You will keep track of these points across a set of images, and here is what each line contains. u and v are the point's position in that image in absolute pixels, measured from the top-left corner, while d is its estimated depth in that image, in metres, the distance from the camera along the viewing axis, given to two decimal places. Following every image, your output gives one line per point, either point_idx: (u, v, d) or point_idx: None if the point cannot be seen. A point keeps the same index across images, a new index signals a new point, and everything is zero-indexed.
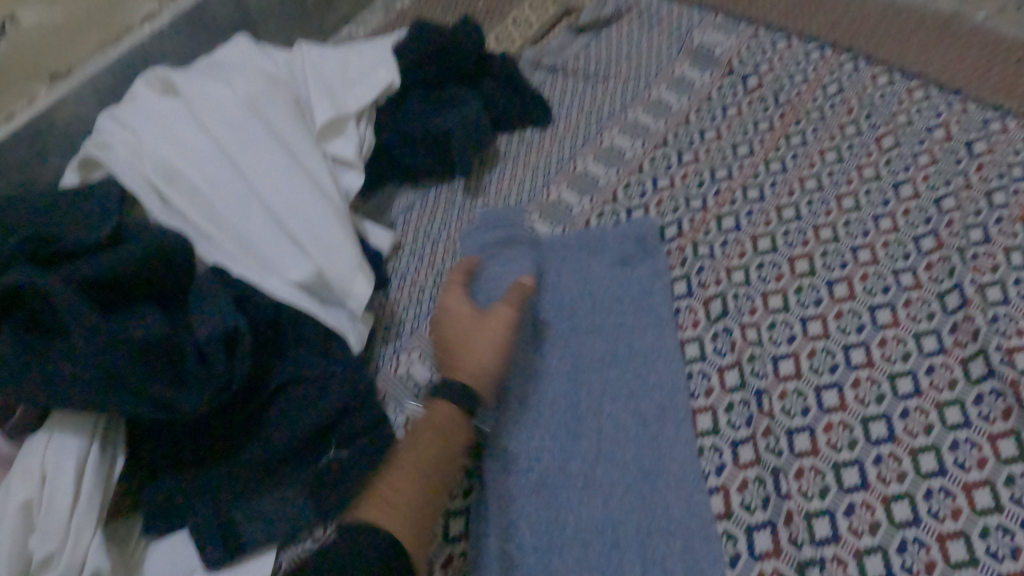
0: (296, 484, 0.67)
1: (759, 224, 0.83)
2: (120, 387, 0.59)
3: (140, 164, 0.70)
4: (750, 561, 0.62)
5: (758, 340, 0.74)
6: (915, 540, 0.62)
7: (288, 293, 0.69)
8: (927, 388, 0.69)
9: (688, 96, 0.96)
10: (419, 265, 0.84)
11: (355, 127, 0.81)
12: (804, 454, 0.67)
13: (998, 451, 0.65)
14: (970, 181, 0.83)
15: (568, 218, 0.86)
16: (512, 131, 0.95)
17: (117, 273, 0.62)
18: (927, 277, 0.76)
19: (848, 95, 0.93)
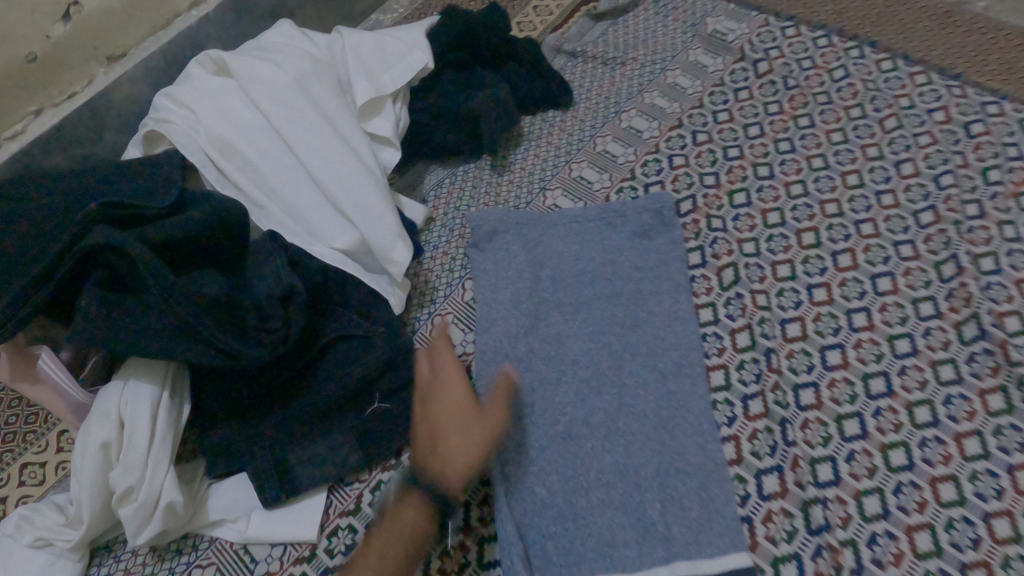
0: (344, 431, 0.73)
1: (768, 199, 0.89)
2: (191, 338, 0.66)
3: (198, 139, 0.76)
4: (759, 501, 0.68)
5: (767, 305, 0.80)
6: (910, 482, 0.68)
7: (335, 259, 0.75)
8: (923, 349, 0.75)
9: (702, 80, 1.01)
10: (450, 236, 0.89)
11: (392, 107, 0.87)
12: (809, 407, 0.73)
13: (987, 404, 0.71)
14: (967, 160, 0.88)
15: (589, 193, 0.92)
16: (535, 113, 1.00)
17: (184, 236, 0.68)
18: (925, 248, 0.82)
19: (854, 79, 0.98)
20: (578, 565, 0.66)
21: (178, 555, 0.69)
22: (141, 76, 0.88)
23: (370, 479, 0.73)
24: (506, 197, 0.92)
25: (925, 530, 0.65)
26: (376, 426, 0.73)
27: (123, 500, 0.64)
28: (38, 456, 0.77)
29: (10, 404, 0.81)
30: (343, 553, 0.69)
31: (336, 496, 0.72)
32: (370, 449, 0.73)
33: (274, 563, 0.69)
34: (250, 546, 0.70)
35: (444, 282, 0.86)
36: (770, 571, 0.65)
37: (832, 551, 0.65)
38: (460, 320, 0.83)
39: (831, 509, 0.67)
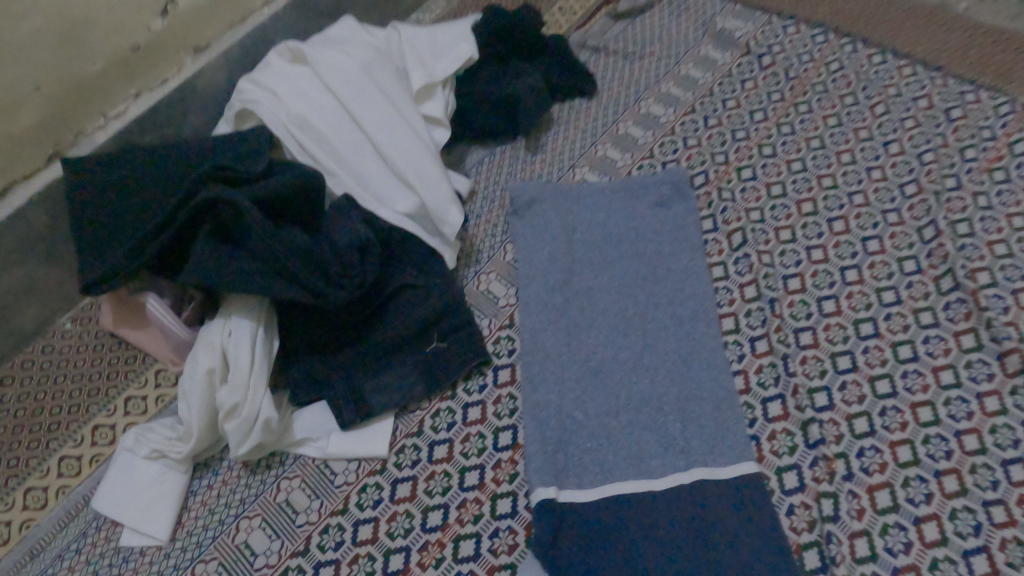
0: (407, 366, 0.85)
1: (772, 174, 1.01)
2: (285, 280, 0.79)
3: (281, 117, 0.88)
4: (765, 423, 0.80)
5: (771, 263, 0.92)
6: (893, 406, 0.79)
7: (399, 220, 0.88)
8: (906, 298, 0.87)
9: (712, 72, 1.14)
10: (491, 206, 1.01)
11: (442, 92, 0.99)
12: (807, 346, 0.85)
13: (961, 343, 0.83)
14: (946, 141, 1.00)
15: (613, 169, 1.04)
16: (564, 101, 1.13)
17: (276, 195, 0.80)
18: (909, 215, 0.94)
19: (847, 71, 1.11)
20: (611, 473, 0.77)
21: (268, 470, 0.81)
22: (222, 65, 1.00)
23: (429, 409, 0.85)
24: (540, 173, 1.05)
25: (906, 444, 0.77)
26: (435, 362, 0.85)
27: (229, 416, 0.77)
28: (140, 391, 0.89)
29: (110, 347, 0.92)
30: (410, 467, 0.81)
31: (402, 421, 0.84)
32: (430, 382, 0.85)
33: (351, 475, 0.81)
34: (329, 461, 0.82)
35: (487, 244, 0.98)
36: (774, 478, 0.76)
37: (827, 461, 0.76)
38: (503, 277, 0.94)
39: (826, 428, 0.79)
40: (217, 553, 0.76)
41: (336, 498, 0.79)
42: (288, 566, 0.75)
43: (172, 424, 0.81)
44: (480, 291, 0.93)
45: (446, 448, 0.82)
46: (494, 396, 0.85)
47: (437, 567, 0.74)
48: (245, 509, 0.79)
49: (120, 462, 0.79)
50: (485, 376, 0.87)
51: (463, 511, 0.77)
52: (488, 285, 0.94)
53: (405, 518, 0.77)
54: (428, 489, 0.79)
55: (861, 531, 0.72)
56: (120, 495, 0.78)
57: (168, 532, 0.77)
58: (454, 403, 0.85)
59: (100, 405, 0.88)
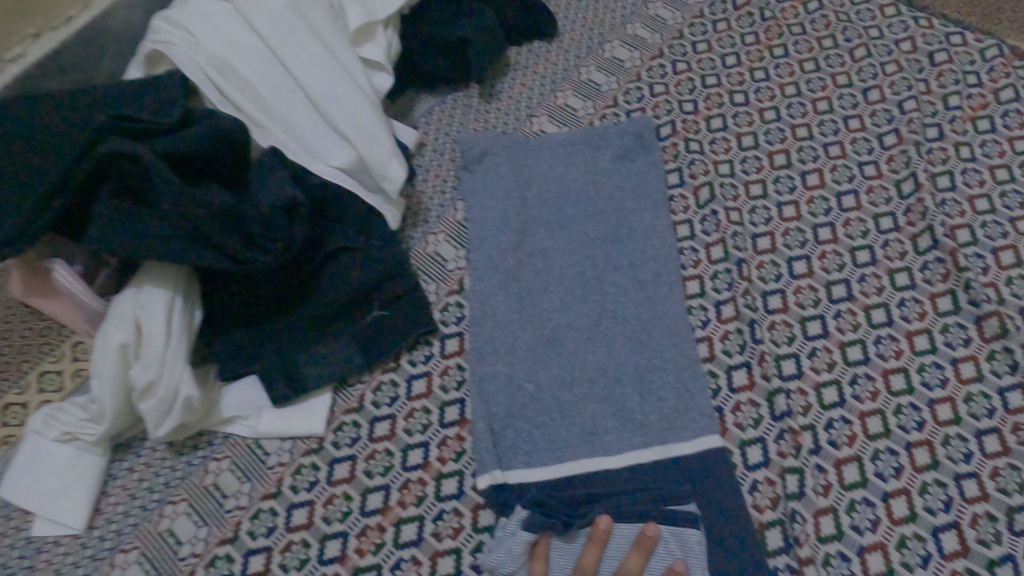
0: (345, 337, 0.78)
1: (743, 124, 0.93)
2: (204, 245, 0.71)
3: (196, 58, 0.78)
4: (729, 393, 0.75)
5: (740, 221, 0.85)
6: (864, 374, 0.75)
7: (333, 175, 0.80)
8: (881, 258, 0.82)
9: (682, 12, 1.05)
10: (441, 160, 0.93)
11: (384, 33, 0.89)
12: (776, 311, 0.79)
13: (937, 306, 0.78)
14: (929, 87, 0.93)
15: (574, 119, 0.96)
16: (521, 44, 1.03)
17: (190, 149, 0.72)
18: (887, 168, 0.88)
19: (827, 11, 1.02)
20: (562, 450, 0.72)
21: (194, 450, 0.75)
22: (136, 2, 0.89)
23: (371, 382, 0.79)
24: (494, 123, 0.96)
25: (876, 415, 0.72)
26: (377, 331, 0.79)
27: (145, 395, 0.70)
28: (56, 364, 0.82)
29: (20, 319, 0.83)
30: (349, 446, 0.75)
31: (341, 396, 0.78)
32: (371, 353, 0.78)
33: (285, 455, 0.75)
34: (261, 440, 0.75)
35: (436, 202, 0.90)
36: (737, 452, 0.72)
37: (793, 433, 0.72)
38: (452, 238, 0.87)
39: (793, 398, 0.74)
40: (138, 542, 0.71)
41: (269, 480, 0.73)
42: (216, 555, 0.70)
43: (85, 403, 0.74)
44: (428, 254, 0.86)
45: (388, 425, 0.76)
46: (441, 368, 0.79)
47: (377, 554, 0.69)
48: (168, 494, 0.73)
49: (28, 445, 0.71)
50: (431, 345, 0.81)
51: (406, 493, 0.72)
52: (436, 246, 0.87)
53: (343, 501, 0.72)
54: (368, 470, 0.74)
55: (827, 508, 0.68)
56: (29, 482, 0.71)
57: (83, 521, 0.71)
58: (397, 375, 0.79)
59: (11, 381, 0.80)
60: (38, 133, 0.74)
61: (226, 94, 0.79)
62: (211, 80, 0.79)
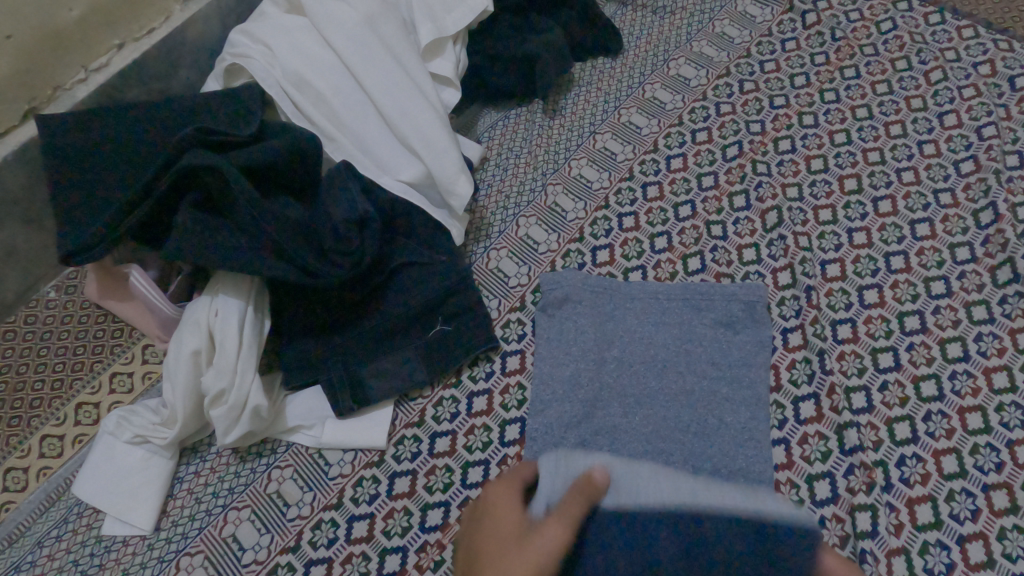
0: (408, 350, 0.78)
1: (813, 146, 0.92)
2: (275, 257, 0.72)
3: (274, 73, 0.80)
4: (796, 424, 0.73)
5: (809, 246, 0.84)
6: (938, 411, 0.72)
7: (401, 190, 0.81)
8: (957, 290, 0.79)
9: (750, 30, 1.03)
10: (504, 175, 0.93)
11: (453, 48, 0.90)
12: (846, 341, 0.77)
13: (1017, 342, 0.75)
14: (1009, 113, 0.90)
15: (637, 137, 0.95)
16: (585, 60, 1.03)
17: (267, 161, 0.73)
18: (964, 196, 0.85)
19: (901, 32, 1.00)
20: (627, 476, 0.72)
21: (260, 457, 0.76)
22: (213, 14, 0.92)
23: (432, 396, 0.79)
24: (557, 139, 0.96)
25: (951, 454, 0.70)
26: (439, 346, 0.79)
27: (216, 402, 0.71)
28: (126, 366, 0.84)
29: (95, 319, 0.86)
30: (409, 460, 0.75)
31: (402, 409, 0.79)
32: (433, 369, 0.79)
33: (347, 467, 0.75)
34: (324, 450, 0.76)
35: (499, 218, 0.90)
36: (803, 486, 0.70)
37: (865, 469, 0.70)
38: (513, 254, 0.87)
39: (864, 433, 0.72)
40: (203, 547, 0.72)
41: (330, 491, 0.74)
42: (278, 563, 0.71)
43: (157, 407, 0.76)
44: (489, 269, 0.86)
45: (448, 441, 0.76)
46: (502, 385, 0.79)
47: (435, 571, 0.70)
48: (233, 500, 0.74)
49: (102, 445, 0.74)
50: (492, 362, 0.81)
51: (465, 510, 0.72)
52: (498, 262, 0.87)
53: (403, 516, 0.72)
54: (428, 485, 0.74)
55: (899, 549, 0.66)
56: (101, 481, 0.73)
57: (152, 522, 0.73)
58: (458, 390, 0.79)
59: (84, 381, 0.83)
60: (121, 143, 0.77)
61: (301, 108, 0.81)
62: (288, 94, 0.81)
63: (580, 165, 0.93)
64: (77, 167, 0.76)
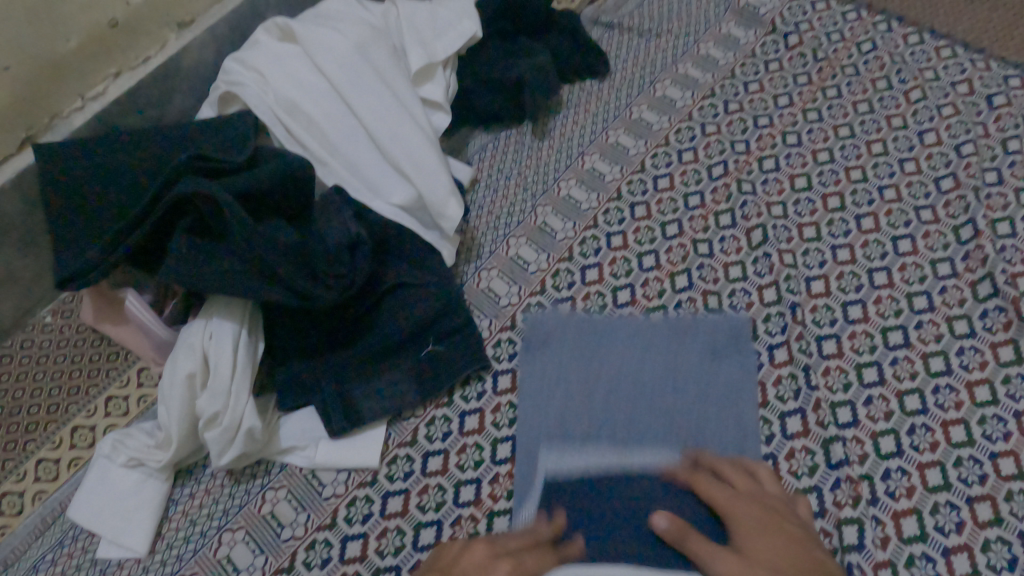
0: (399, 371, 0.80)
1: (796, 165, 0.93)
2: (269, 280, 0.73)
3: (267, 100, 0.82)
4: (783, 439, 0.74)
5: (793, 263, 0.85)
6: (920, 424, 0.74)
7: (392, 213, 0.83)
8: (939, 305, 0.81)
9: (734, 51, 1.06)
10: (494, 197, 0.95)
11: (443, 73, 0.92)
12: (831, 356, 0.79)
13: (998, 356, 0.77)
14: (987, 131, 0.92)
15: (625, 158, 0.97)
16: (574, 82, 1.05)
17: (260, 187, 0.75)
18: (945, 213, 0.87)
19: (881, 52, 1.02)
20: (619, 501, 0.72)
21: (253, 479, 0.77)
22: (208, 42, 0.94)
23: (424, 416, 0.80)
24: (546, 160, 0.98)
25: (935, 467, 0.71)
26: (430, 365, 0.80)
27: (210, 424, 0.72)
28: (121, 390, 0.85)
29: (91, 342, 0.87)
30: (402, 479, 0.76)
31: (395, 429, 0.80)
32: (425, 389, 0.80)
33: (341, 487, 0.76)
34: (318, 471, 0.77)
35: (490, 239, 0.92)
36: None
37: (850, 483, 0.71)
38: (504, 274, 0.88)
39: (849, 447, 0.73)
40: (198, 568, 0.72)
41: (324, 511, 0.75)
42: None
43: (153, 429, 0.77)
44: (481, 289, 0.88)
45: (441, 460, 0.77)
46: (493, 404, 0.80)
47: None
48: (228, 522, 0.75)
49: (97, 469, 0.74)
50: (484, 381, 0.82)
51: (458, 529, 0.73)
52: (489, 282, 0.88)
53: (396, 535, 0.73)
54: (421, 504, 0.75)
55: (886, 562, 0.67)
56: (95, 504, 0.73)
57: (147, 544, 0.73)
58: (450, 410, 0.80)
59: (80, 405, 0.84)
60: (117, 169, 0.78)
61: (293, 133, 0.83)
62: (280, 120, 0.83)
63: (569, 185, 0.95)
64: (72, 193, 0.78)
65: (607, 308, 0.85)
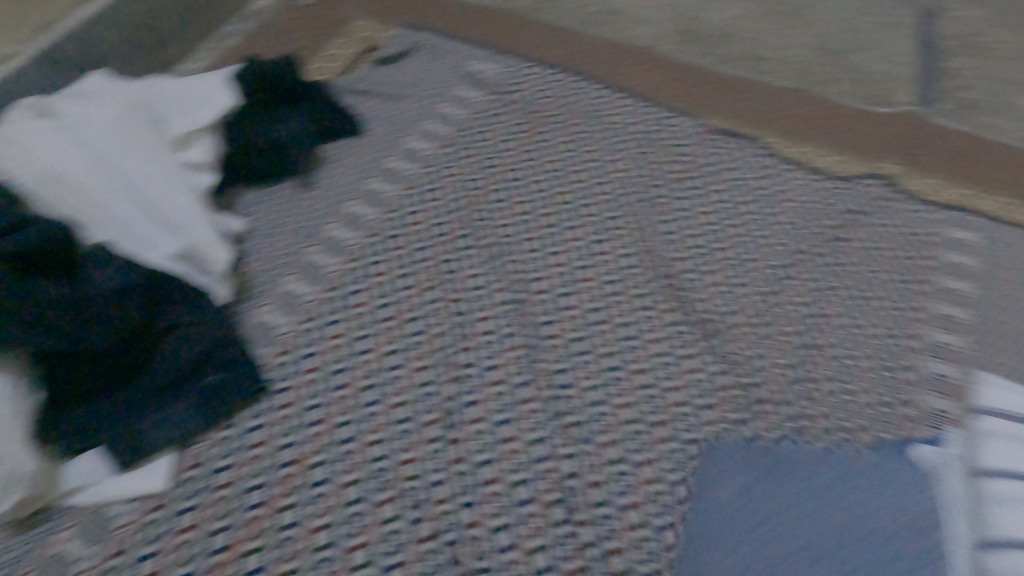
0: (182, 403, 0.87)
1: (518, 194, 1.16)
2: (41, 331, 0.78)
3: (27, 170, 0.89)
4: (517, 406, 0.92)
5: (519, 270, 1.06)
6: (616, 377, 0.96)
7: (163, 262, 0.90)
8: (626, 288, 1.04)
9: (466, 109, 1.28)
10: (267, 242, 1.07)
11: (203, 147, 1.09)
12: (550, 337, 0.99)
13: (668, 319, 1.01)
14: (654, 158, 1.22)
15: (380, 201, 1.13)
16: (335, 139, 1.21)
17: (25, 249, 0.80)
18: (628, 220, 1.13)
19: (577, 104, 1.30)
20: None
21: (35, 528, 0.80)
22: None
23: (211, 438, 0.88)
24: (312, 208, 1.12)
25: (628, 406, 0.93)
26: (211, 392, 0.88)
27: None
28: None
29: None
30: (192, 497, 0.84)
31: (183, 455, 0.87)
32: (206, 414, 0.88)
33: (129, 515, 0.82)
34: (107, 505, 0.83)
35: (265, 278, 1.03)
36: (527, 450, 0.89)
37: (567, 428, 0.91)
38: (279, 307, 1.00)
39: (566, 402, 0.93)
40: None
41: (114, 539, 0.80)
42: None
43: None
44: (259, 323, 0.98)
45: (228, 473, 0.85)
46: (275, 418, 0.90)
47: None
48: (13, 569, 0.78)
49: None
50: (264, 400, 0.92)
51: (247, 529, 0.81)
52: (266, 316, 0.99)
53: (188, 546, 0.80)
54: (212, 514, 0.82)
55: (596, 482, 0.86)
56: None
57: None
58: (234, 429, 0.89)
59: None
60: None
61: (55, 199, 0.89)
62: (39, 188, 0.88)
63: (334, 227, 1.09)
64: None
65: (371, 323, 0.99)
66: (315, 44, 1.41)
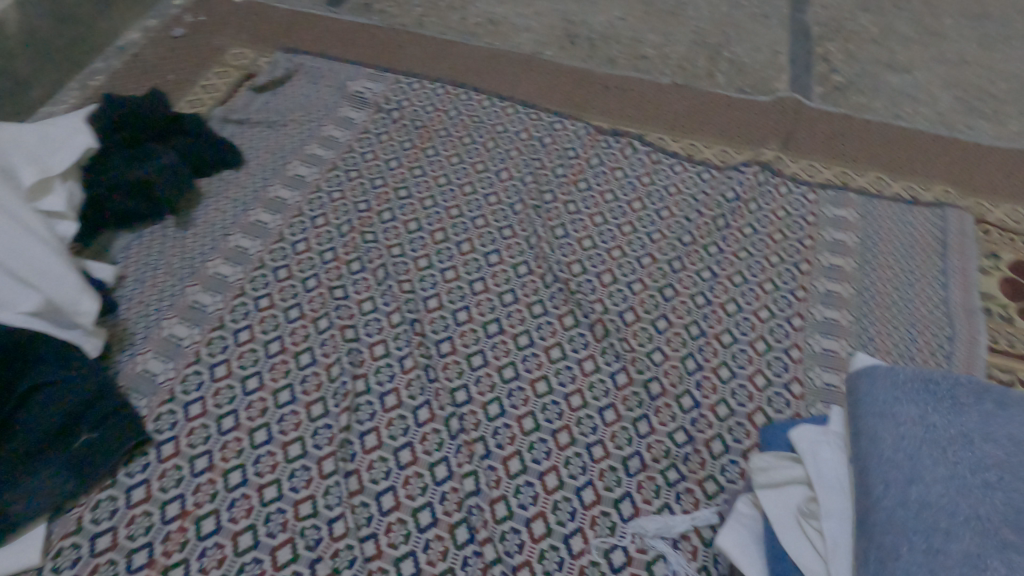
0: (53, 468, 0.81)
1: (408, 212, 1.14)
2: None
3: None
4: (416, 429, 0.90)
5: (412, 289, 1.04)
6: (515, 388, 0.95)
7: (23, 322, 0.83)
8: (521, 296, 1.04)
9: (351, 130, 1.26)
10: (142, 287, 1.03)
11: (60, 186, 1.00)
12: (447, 354, 0.98)
13: (564, 323, 1.01)
14: (543, 164, 1.22)
15: (264, 232, 1.10)
16: (212, 175, 1.18)
17: None
18: (520, 229, 1.12)
19: (463, 116, 1.29)
20: None
21: None
22: None
23: (89, 501, 0.84)
24: (191, 247, 1.08)
25: (528, 416, 0.92)
26: (86, 452, 0.83)
27: None
28: None
29: None
30: (70, 567, 0.79)
31: (58, 524, 0.82)
32: (81, 477, 0.83)
33: None
34: None
35: (142, 325, 0.99)
36: (427, 473, 0.87)
37: (467, 445, 0.89)
38: (159, 353, 0.96)
39: (465, 419, 0.92)
40: None
41: None
42: None
43: None
44: (137, 372, 0.94)
45: (109, 537, 0.81)
46: (159, 471, 0.86)
47: None
48: None
49: None
50: (148, 453, 0.87)
51: None
52: (144, 364, 0.95)
53: None
54: None
55: (499, 497, 0.86)
56: None
57: None
58: (115, 489, 0.85)
59: None
60: None
61: None
62: None
63: (215, 264, 1.05)
64: None
65: (259, 360, 0.96)
66: (188, 77, 1.38)
